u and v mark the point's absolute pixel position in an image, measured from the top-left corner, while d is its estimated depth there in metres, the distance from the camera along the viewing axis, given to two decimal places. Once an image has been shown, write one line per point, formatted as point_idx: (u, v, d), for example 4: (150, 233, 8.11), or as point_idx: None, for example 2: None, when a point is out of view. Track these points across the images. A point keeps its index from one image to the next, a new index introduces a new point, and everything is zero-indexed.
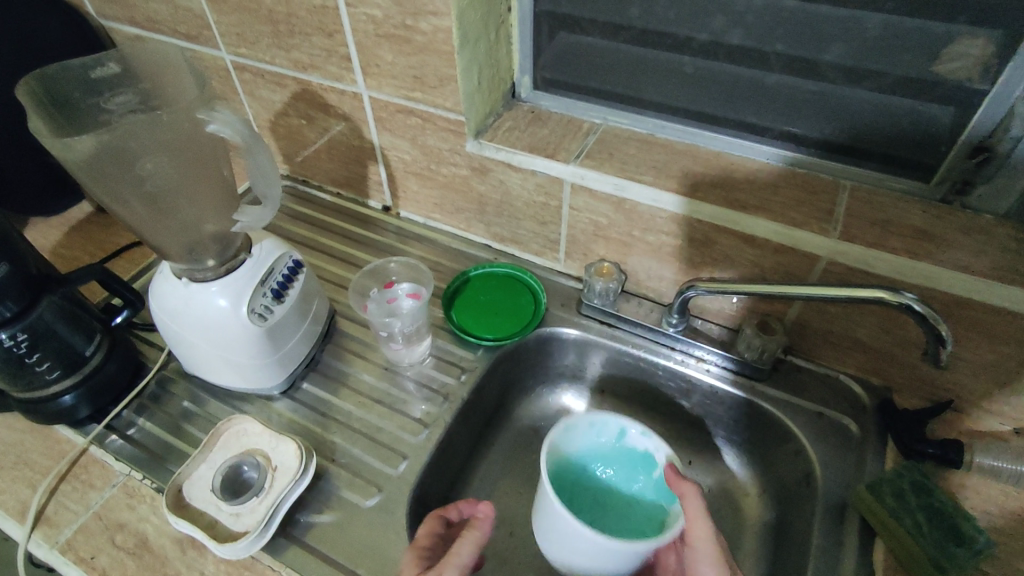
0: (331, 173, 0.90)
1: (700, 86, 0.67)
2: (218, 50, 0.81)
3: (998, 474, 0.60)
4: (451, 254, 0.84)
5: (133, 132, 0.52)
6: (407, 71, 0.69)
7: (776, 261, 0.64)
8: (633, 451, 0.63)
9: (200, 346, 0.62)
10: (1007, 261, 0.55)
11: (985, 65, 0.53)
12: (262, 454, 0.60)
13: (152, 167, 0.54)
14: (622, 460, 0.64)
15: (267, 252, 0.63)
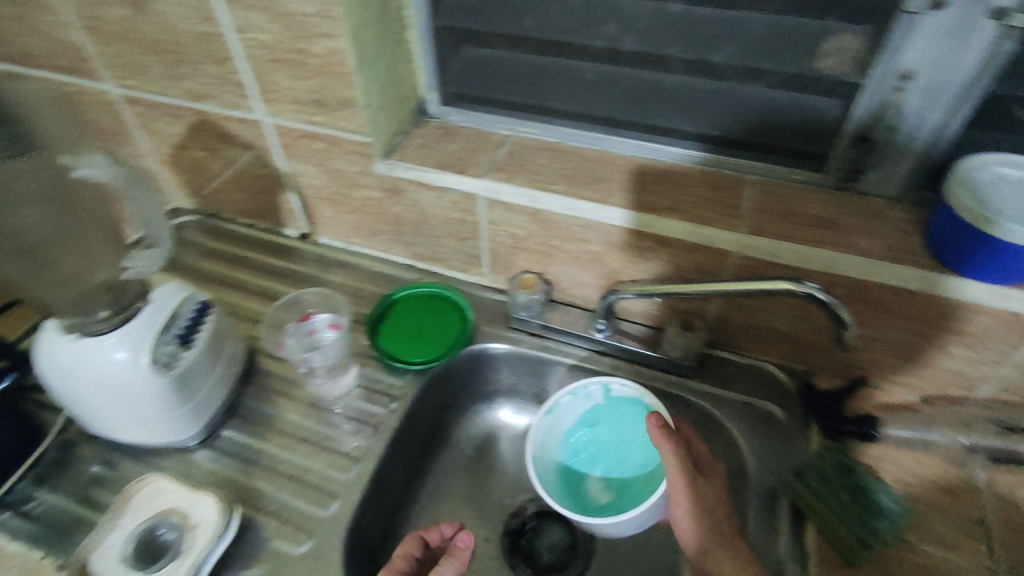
0: (240, 205, 0.86)
1: (600, 92, 0.67)
2: (102, 82, 0.76)
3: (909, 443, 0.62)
4: (375, 278, 0.81)
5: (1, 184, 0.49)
6: (306, 95, 0.66)
7: (691, 260, 0.64)
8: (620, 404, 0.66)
9: (101, 404, 0.57)
10: (897, 243, 0.58)
11: (858, 61, 0.55)
12: (179, 512, 0.55)
13: (26, 219, 0.51)
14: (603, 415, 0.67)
15: (167, 297, 0.59)
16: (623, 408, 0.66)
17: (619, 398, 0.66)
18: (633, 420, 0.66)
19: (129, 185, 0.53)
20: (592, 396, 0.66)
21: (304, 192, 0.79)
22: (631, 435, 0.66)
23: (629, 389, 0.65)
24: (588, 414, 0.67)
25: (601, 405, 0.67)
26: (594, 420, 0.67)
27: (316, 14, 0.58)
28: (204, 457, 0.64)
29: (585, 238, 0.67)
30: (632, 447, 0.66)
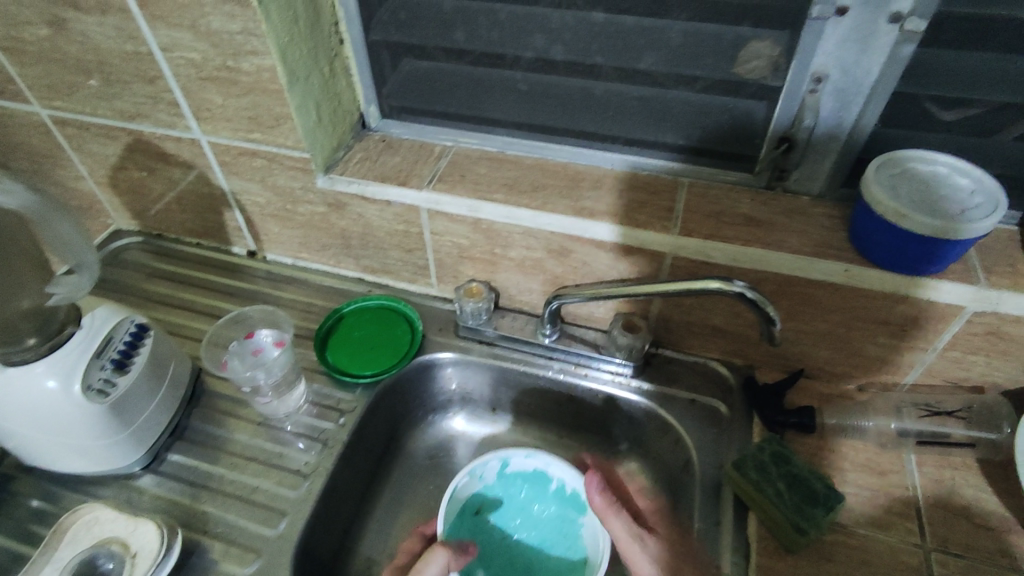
0: (185, 224, 0.85)
1: (536, 102, 0.69)
2: (31, 105, 0.74)
3: (846, 429, 0.64)
4: (325, 293, 0.81)
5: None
6: (240, 113, 0.66)
7: (630, 262, 0.65)
8: (522, 474, 0.68)
9: (36, 435, 0.56)
10: (822, 238, 0.60)
11: (775, 65, 0.57)
12: (118, 541, 0.54)
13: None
14: (497, 494, 0.68)
15: (101, 320, 0.58)
16: (518, 484, 0.68)
17: (514, 476, 0.68)
18: (530, 498, 0.68)
19: (43, 214, 0.51)
20: (486, 478, 0.67)
21: (248, 210, 0.78)
22: (524, 516, 0.68)
23: (528, 461, 0.68)
24: (474, 500, 0.68)
25: (492, 487, 0.68)
26: (479, 506, 0.68)
27: (241, 32, 0.58)
28: (149, 483, 0.63)
29: (527, 245, 0.67)
30: (525, 528, 0.68)
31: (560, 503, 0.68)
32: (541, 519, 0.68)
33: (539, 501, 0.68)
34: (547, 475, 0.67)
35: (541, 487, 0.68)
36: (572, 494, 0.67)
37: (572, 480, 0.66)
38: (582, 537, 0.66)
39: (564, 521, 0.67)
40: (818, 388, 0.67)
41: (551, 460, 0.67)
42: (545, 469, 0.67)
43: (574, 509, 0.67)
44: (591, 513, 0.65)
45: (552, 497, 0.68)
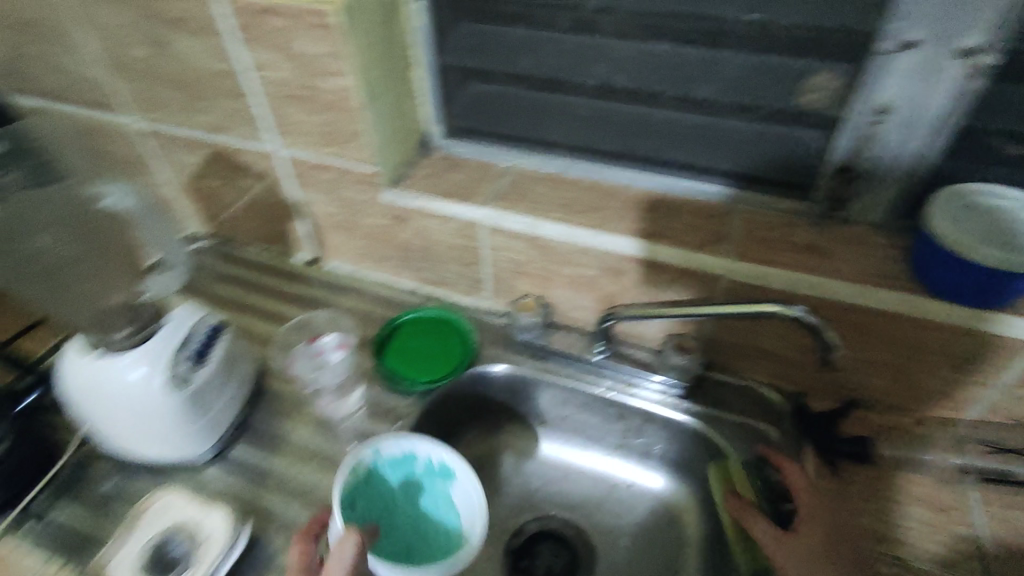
0: (254, 231, 0.89)
1: (598, 126, 0.71)
2: (124, 116, 0.80)
3: None
4: (382, 302, 0.84)
5: (31, 210, 0.54)
6: (317, 129, 0.70)
7: (684, 284, 0.66)
8: (392, 459, 0.61)
9: (117, 422, 0.60)
10: (881, 267, 0.60)
11: (837, 96, 0.58)
12: (191, 526, 0.57)
13: (54, 243, 0.56)
14: (385, 479, 0.61)
15: (185, 317, 0.61)
16: (383, 470, 0.61)
17: (384, 461, 0.61)
18: (401, 479, 0.62)
19: (143, 214, 0.62)
20: (360, 470, 0.59)
21: (314, 220, 0.82)
22: (408, 494, 0.62)
23: (396, 446, 0.61)
24: (349, 490, 0.59)
25: (364, 478, 0.60)
26: (353, 499, 0.59)
27: (325, 54, 0.62)
28: (216, 473, 0.66)
29: (583, 263, 0.69)
30: (409, 502, 0.63)
31: (431, 476, 0.62)
32: (419, 492, 0.62)
33: (412, 477, 0.62)
34: (420, 454, 0.61)
35: (409, 468, 0.62)
36: (440, 465, 0.61)
37: (437, 456, 0.61)
38: (456, 502, 0.61)
39: (436, 493, 0.62)
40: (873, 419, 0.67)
41: (419, 441, 0.61)
42: (413, 449, 0.61)
43: (443, 478, 0.62)
44: (460, 478, 0.60)
45: (422, 473, 0.62)
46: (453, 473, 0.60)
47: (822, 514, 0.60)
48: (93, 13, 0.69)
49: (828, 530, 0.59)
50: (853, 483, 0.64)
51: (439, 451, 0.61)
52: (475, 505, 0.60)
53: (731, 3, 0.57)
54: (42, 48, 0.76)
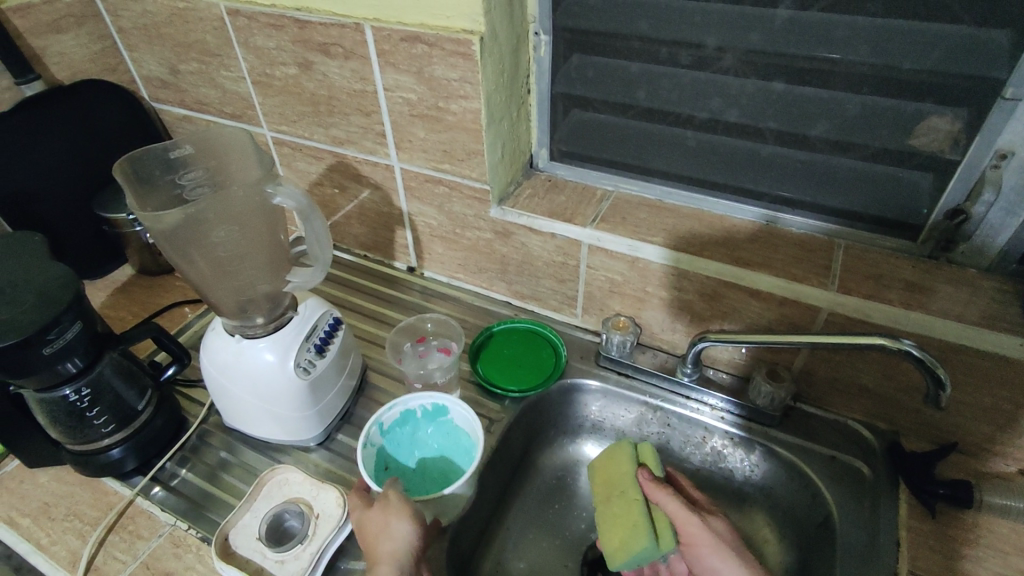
0: (359, 238, 0.96)
1: (701, 158, 0.74)
2: (260, 127, 0.89)
3: (1007, 511, 0.61)
4: (475, 312, 0.89)
5: (212, 204, 0.56)
6: (437, 146, 0.76)
7: (781, 313, 0.68)
8: (397, 423, 0.66)
9: (244, 399, 0.66)
10: (993, 310, 0.60)
11: (955, 139, 0.59)
12: (304, 502, 0.62)
13: (224, 235, 0.58)
14: (403, 437, 0.67)
15: (312, 309, 0.67)
16: (395, 431, 0.66)
17: (391, 427, 0.66)
18: (413, 432, 0.67)
19: (307, 215, 0.58)
20: (376, 444, 0.64)
21: (418, 230, 0.88)
22: (426, 440, 0.68)
23: (392, 412, 0.65)
24: (379, 459, 0.65)
25: (384, 447, 0.65)
26: (387, 462, 0.65)
27: (459, 79, 0.68)
28: (321, 457, 0.71)
29: (680, 286, 0.72)
30: (430, 444, 0.68)
31: (434, 419, 0.67)
32: (434, 435, 0.68)
33: (420, 430, 0.67)
34: (411, 409, 0.66)
35: (413, 424, 0.67)
36: (433, 408, 0.66)
37: (428, 400, 0.66)
38: (461, 428, 0.66)
39: (445, 428, 0.67)
40: (971, 464, 0.66)
41: (405, 399, 0.65)
42: (406, 404, 0.65)
43: (441, 416, 0.67)
44: (452, 406, 0.65)
45: (426, 422, 0.67)
46: (445, 409, 0.66)
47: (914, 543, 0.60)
48: (252, 37, 0.77)
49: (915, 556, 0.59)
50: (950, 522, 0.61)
51: (425, 396, 0.66)
52: (473, 427, 0.64)
53: (853, 47, 0.59)
54: (199, 64, 0.85)
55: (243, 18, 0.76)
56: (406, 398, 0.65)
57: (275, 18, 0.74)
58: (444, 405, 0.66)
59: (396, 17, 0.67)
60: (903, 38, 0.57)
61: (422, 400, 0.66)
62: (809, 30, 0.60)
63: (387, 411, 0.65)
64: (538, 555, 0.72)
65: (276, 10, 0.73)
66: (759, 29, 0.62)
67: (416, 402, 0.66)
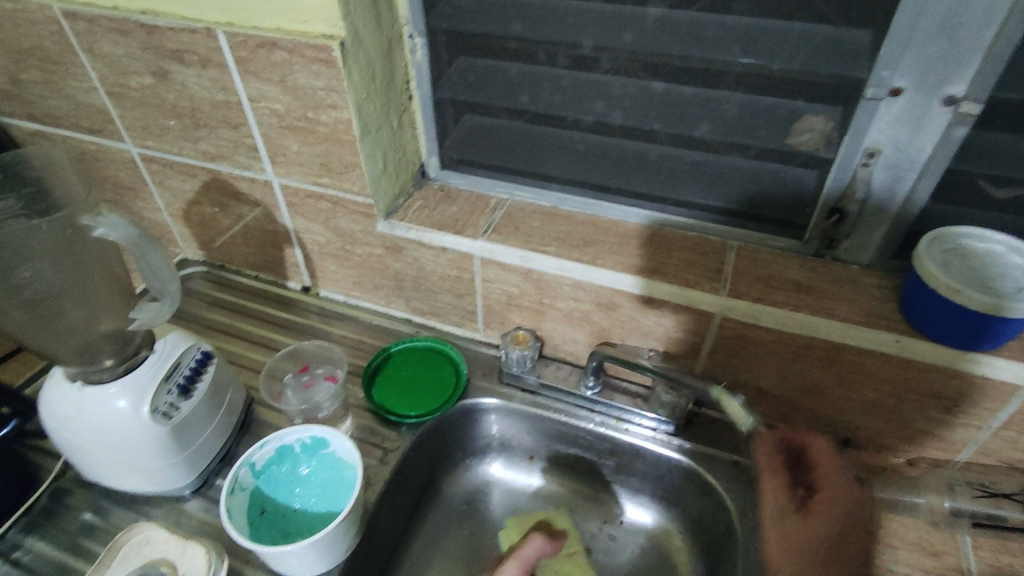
0: (248, 258, 0.89)
1: (591, 161, 0.71)
2: (123, 142, 0.81)
3: None
4: (373, 331, 0.84)
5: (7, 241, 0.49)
6: (313, 159, 0.70)
7: (677, 320, 0.66)
8: (272, 462, 0.61)
9: (97, 453, 0.59)
10: (873, 307, 0.60)
11: (828, 138, 0.59)
12: (167, 563, 0.56)
13: (32, 273, 0.51)
14: (280, 479, 0.61)
15: (171, 346, 0.61)
16: (272, 473, 0.61)
17: (267, 469, 0.60)
18: (291, 472, 0.61)
19: (139, 245, 0.53)
20: (246, 488, 0.58)
21: (308, 248, 0.82)
22: (305, 479, 0.61)
23: (265, 450, 0.60)
24: (252, 504, 0.59)
25: (256, 491, 0.59)
26: (263, 506, 0.59)
27: (324, 88, 0.63)
28: (196, 506, 0.65)
29: (575, 297, 0.69)
30: (309, 486, 0.61)
31: (314, 454, 0.61)
32: (314, 471, 0.61)
33: (301, 466, 0.62)
34: (290, 444, 0.61)
35: (291, 461, 0.61)
36: (311, 440, 0.61)
37: (303, 433, 0.61)
38: (342, 461, 0.61)
39: (326, 464, 0.61)
40: (864, 458, 0.66)
41: (278, 434, 0.60)
42: (281, 440, 0.60)
43: (322, 448, 0.61)
44: (332, 436, 0.60)
45: (306, 458, 0.62)
46: (325, 440, 0.60)
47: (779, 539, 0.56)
48: (97, 43, 0.70)
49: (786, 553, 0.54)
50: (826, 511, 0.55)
51: (302, 429, 0.60)
52: (353, 455, 0.59)
53: (726, 46, 0.57)
54: (43, 74, 0.76)
55: (83, 23, 0.68)
56: (280, 432, 0.60)
57: (118, 22, 0.66)
58: (323, 438, 0.61)
59: (250, 21, 0.61)
60: (773, 36, 0.56)
61: (297, 435, 0.61)
62: (682, 30, 0.58)
63: (260, 450, 0.59)
64: None
65: (117, 13, 0.66)
66: (632, 29, 0.60)
67: (292, 435, 0.60)
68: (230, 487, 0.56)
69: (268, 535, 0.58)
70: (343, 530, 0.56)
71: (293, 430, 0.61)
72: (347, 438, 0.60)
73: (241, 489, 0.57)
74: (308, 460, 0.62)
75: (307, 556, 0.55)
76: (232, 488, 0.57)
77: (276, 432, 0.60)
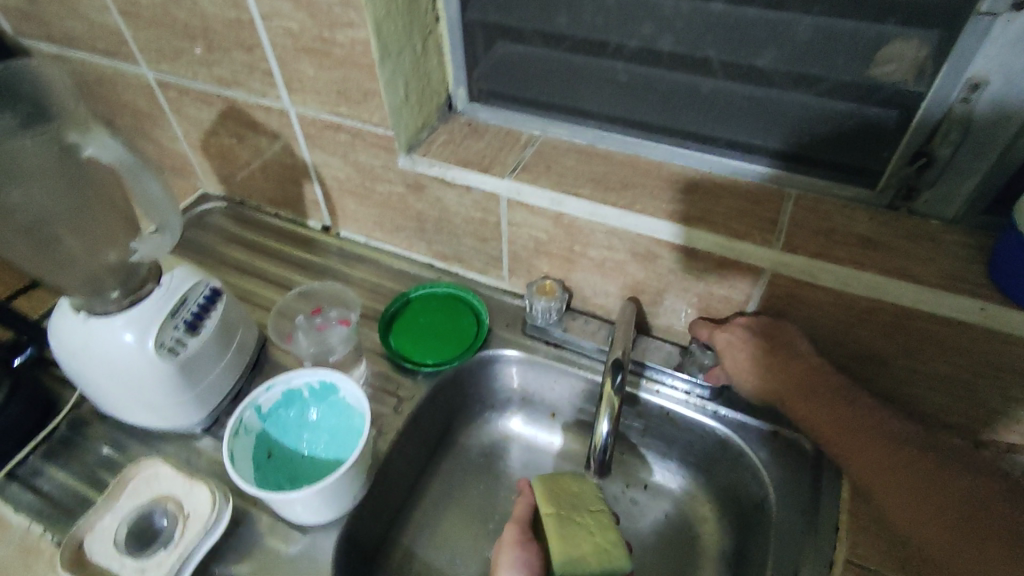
0: (267, 193, 0.85)
1: (635, 95, 0.63)
2: (139, 67, 0.76)
3: None
4: (394, 275, 0.80)
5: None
6: (330, 85, 0.65)
7: (721, 275, 0.60)
8: (278, 406, 0.58)
9: (108, 386, 0.57)
10: (954, 269, 0.52)
11: (920, 68, 0.50)
12: (174, 500, 0.55)
13: (21, 196, 0.48)
14: (286, 423, 0.58)
15: (178, 281, 0.58)
16: (279, 416, 0.58)
17: (273, 413, 0.58)
18: (298, 417, 0.59)
19: (133, 171, 0.49)
20: (252, 430, 0.56)
21: (327, 183, 0.78)
22: (314, 425, 0.59)
23: (271, 393, 0.57)
24: (258, 447, 0.57)
25: (263, 434, 0.57)
26: (269, 449, 0.58)
27: (340, 3, 0.57)
28: (208, 445, 0.64)
29: (609, 246, 0.63)
30: (316, 432, 0.59)
31: (323, 399, 0.59)
32: (322, 417, 0.59)
33: (309, 411, 0.59)
34: (299, 388, 0.58)
35: (299, 405, 0.59)
36: (321, 385, 0.58)
37: (312, 377, 0.58)
38: (350, 408, 0.58)
39: (334, 411, 0.59)
40: None
41: (286, 377, 0.57)
42: (288, 383, 0.58)
43: (331, 393, 0.58)
44: (342, 381, 0.57)
45: (314, 404, 0.59)
46: (334, 385, 0.58)
47: (867, 464, 0.53)
48: None
49: (879, 483, 0.52)
50: (894, 435, 0.54)
51: (312, 372, 0.58)
52: (361, 402, 0.56)
53: None
54: None
55: None
56: (290, 373, 0.58)
57: None
58: (332, 383, 0.58)
59: None
60: None
61: (301, 378, 0.58)
62: None
63: (265, 391, 0.57)
64: (455, 537, 0.66)
65: None
66: None
67: (300, 377, 0.58)
68: (231, 429, 0.54)
69: (272, 480, 0.56)
70: (349, 479, 0.53)
71: (302, 371, 0.58)
72: (358, 384, 0.58)
73: (241, 434, 0.55)
74: (316, 406, 0.59)
75: (310, 505, 0.53)
76: (235, 429, 0.54)
77: (282, 375, 0.58)
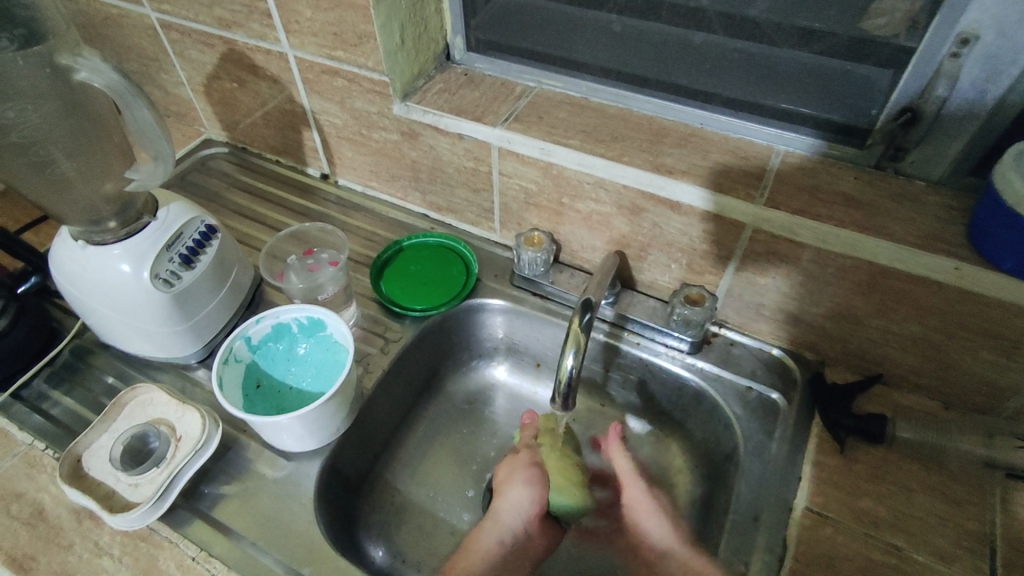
0: (269, 140, 0.86)
1: (630, 46, 0.64)
2: (142, 6, 0.77)
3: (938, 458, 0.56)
4: (389, 225, 0.81)
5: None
6: (327, 28, 0.65)
7: (705, 231, 0.60)
8: (267, 339, 0.60)
9: (106, 313, 0.60)
10: (933, 228, 0.53)
11: (912, 21, 0.50)
12: (167, 424, 0.58)
13: (16, 114, 0.49)
14: (276, 356, 0.61)
15: (174, 215, 0.59)
16: (268, 348, 0.60)
17: (263, 346, 0.60)
18: (287, 350, 0.61)
19: (122, 95, 0.50)
20: (241, 359, 0.58)
21: (325, 130, 0.78)
22: (302, 358, 0.62)
23: (261, 326, 0.59)
24: (248, 377, 0.60)
25: (253, 364, 0.60)
26: (258, 380, 0.60)
27: None
28: (203, 377, 0.66)
29: (596, 198, 0.64)
30: (304, 366, 0.61)
31: (311, 335, 0.61)
32: (311, 351, 0.61)
33: (298, 345, 0.62)
34: (288, 323, 0.60)
35: (289, 338, 0.61)
36: (309, 321, 0.60)
37: (299, 312, 0.60)
38: (337, 344, 0.60)
39: (322, 346, 0.61)
40: (893, 397, 0.61)
41: (274, 312, 0.59)
42: (278, 319, 0.60)
43: (318, 329, 0.60)
44: (327, 318, 0.59)
45: (303, 339, 0.61)
46: (321, 322, 0.59)
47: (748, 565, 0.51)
48: None
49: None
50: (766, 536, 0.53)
51: (299, 308, 0.59)
52: (345, 337, 0.58)
53: None
54: None
55: None
56: (279, 309, 0.59)
57: None
58: (319, 320, 0.59)
59: None
60: None
61: (289, 314, 0.60)
62: None
63: (254, 324, 0.59)
64: (435, 474, 0.69)
65: None
66: None
67: (289, 314, 0.60)
68: (221, 358, 0.56)
69: (261, 408, 0.59)
70: (330, 408, 0.56)
71: (292, 307, 0.60)
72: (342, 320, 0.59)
73: (229, 365, 0.57)
74: (305, 341, 0.61)
75: (293, 429, 0.55)
76: (224, 359, 0.56)
77: (271, 310, 0.59)
